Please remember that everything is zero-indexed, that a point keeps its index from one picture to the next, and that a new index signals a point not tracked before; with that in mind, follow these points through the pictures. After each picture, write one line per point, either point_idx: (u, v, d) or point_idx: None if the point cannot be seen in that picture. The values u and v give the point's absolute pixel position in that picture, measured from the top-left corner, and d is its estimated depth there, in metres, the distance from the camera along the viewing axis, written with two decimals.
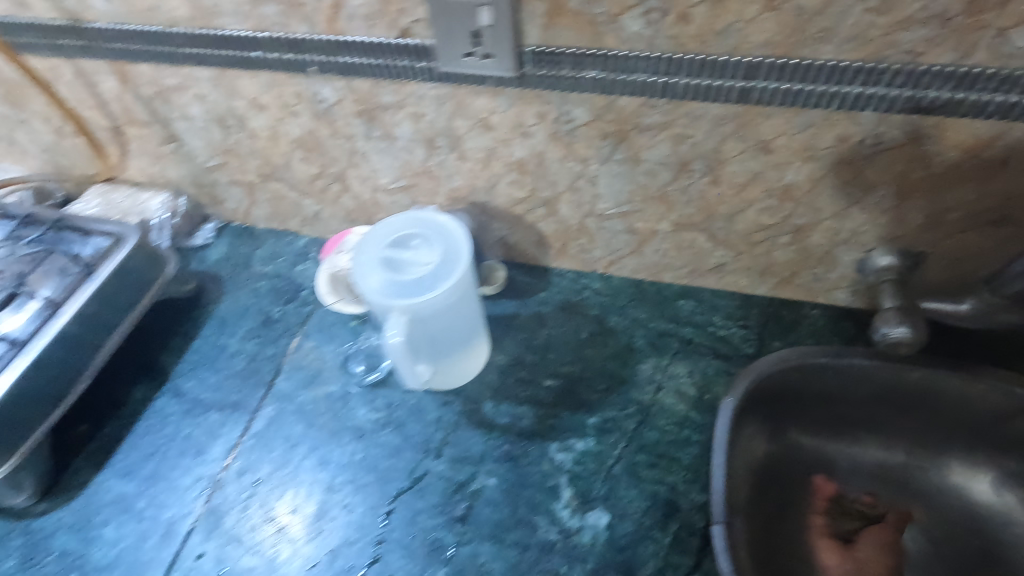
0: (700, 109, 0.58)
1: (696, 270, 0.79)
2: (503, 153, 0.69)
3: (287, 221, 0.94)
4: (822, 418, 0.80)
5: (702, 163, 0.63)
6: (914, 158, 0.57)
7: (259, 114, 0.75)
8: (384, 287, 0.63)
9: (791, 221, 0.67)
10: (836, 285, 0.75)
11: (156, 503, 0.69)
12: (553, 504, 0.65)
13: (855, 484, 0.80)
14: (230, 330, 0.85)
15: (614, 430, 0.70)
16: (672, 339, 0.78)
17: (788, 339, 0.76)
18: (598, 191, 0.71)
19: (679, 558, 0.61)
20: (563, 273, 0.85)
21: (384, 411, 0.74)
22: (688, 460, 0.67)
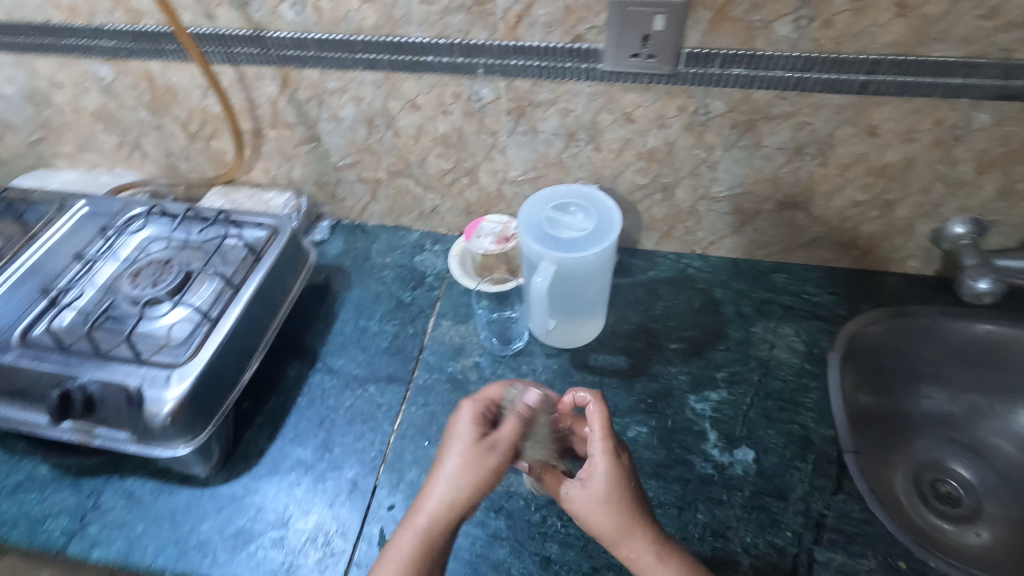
0: (824, 100, 0.70)
1: (789, 246, 0.91)
2: (637, 143, 0.80)
3: (402, 216, 1.02)
4: (902, 373, 0.92)
5: (816, 147, 0.75)
6: (997, 137, 0.70)
7: (411, 113, 0.83)
8: (541, 238, 0.69)
9: (884, 196, 0.80)
10: (911, 254, 0.87)
11: (338, 464, 0.75)
12: (703, 444, 0.74)
13: (929, 430, 0.92)
14: (368, 313, 0.91)
15: (742, 381, 0.79)
16: (775, 305, 0.88)
17: (874, 302, 0.88)
18: (716, 175, 0.82)
19: (823, 482, 0.70)
20: (666, 255, 0.96)
21: (531, 376, 0.82)
22: (812, 402, 0.77)
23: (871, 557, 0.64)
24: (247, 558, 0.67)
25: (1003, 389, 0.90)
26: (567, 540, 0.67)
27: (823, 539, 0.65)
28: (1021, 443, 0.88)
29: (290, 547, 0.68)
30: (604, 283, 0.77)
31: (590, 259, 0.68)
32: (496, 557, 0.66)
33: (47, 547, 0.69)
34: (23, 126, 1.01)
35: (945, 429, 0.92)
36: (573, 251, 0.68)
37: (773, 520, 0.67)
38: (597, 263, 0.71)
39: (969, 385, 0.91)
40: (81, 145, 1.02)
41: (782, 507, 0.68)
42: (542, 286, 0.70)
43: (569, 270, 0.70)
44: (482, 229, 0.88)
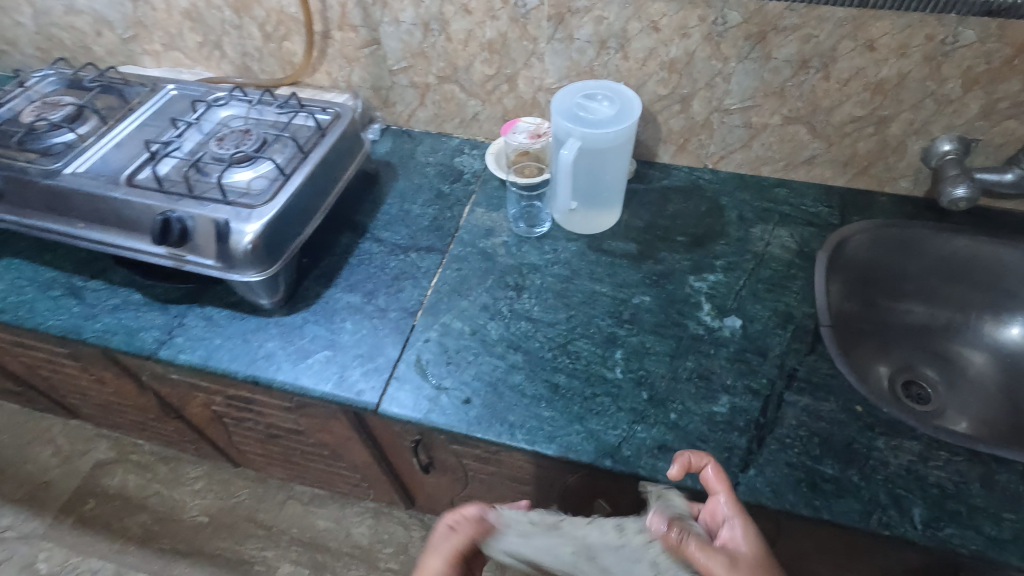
0: (827, 13, 0.80)
1: (791, 162, 1.01)
2: (661, 53, 0.91)
3: (445, 123, 1.14)
4: (886, 287, 1.01)
5: (819, 60, 0.85)
6: (980, 54, 0.79)
7: (463, 18, 0.95)
8: (570, 118, 0.81)
9: (879, 112, 0.89)
10: (902, 174, 0.97)
11: (382, 307, 0.87)
12: (697, 312, 0.85)
13: (907, 339, 1.02)
14: (411, 199, 1.04)
15: (737, 269, 0.90)
16: (774, 213, 0.98)
17: (865, 215, 0.98)
18: (729, 88, 0.92)
19: (799, 346, 0.80)
20: (679, 169, 1.06)
21: (552, 253, 0.93)
22: (798, 287, 0.88)
23: (833, 401, 0.75)
24: (305, 368, 0.81)
25: (978, 303, 0.99)
26: (573, 372, 0.79)
27: (794, 386, 0.76)
28: (990, 352, 0.98)
29: (341, 362, 0.81)
30: (622, 168, 0.88)
31: (610, 136, 0.80)
32: (512, 380, 0.78)
33: (142, 350, 0.84)
34: (119, 23, 1.14)
35: (922, 339, 1.02)
36: (596, 128, 0.79)
37: (751, 368, 0.78)
38: (616, 145, 0.82)
39: (948, 299, 1.00)
40: (167, 44, 1.16)
41: (760, 361, 0.79)
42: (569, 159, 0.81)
43: (592, 148, 0.82)
44: (518, 127, 1.00)
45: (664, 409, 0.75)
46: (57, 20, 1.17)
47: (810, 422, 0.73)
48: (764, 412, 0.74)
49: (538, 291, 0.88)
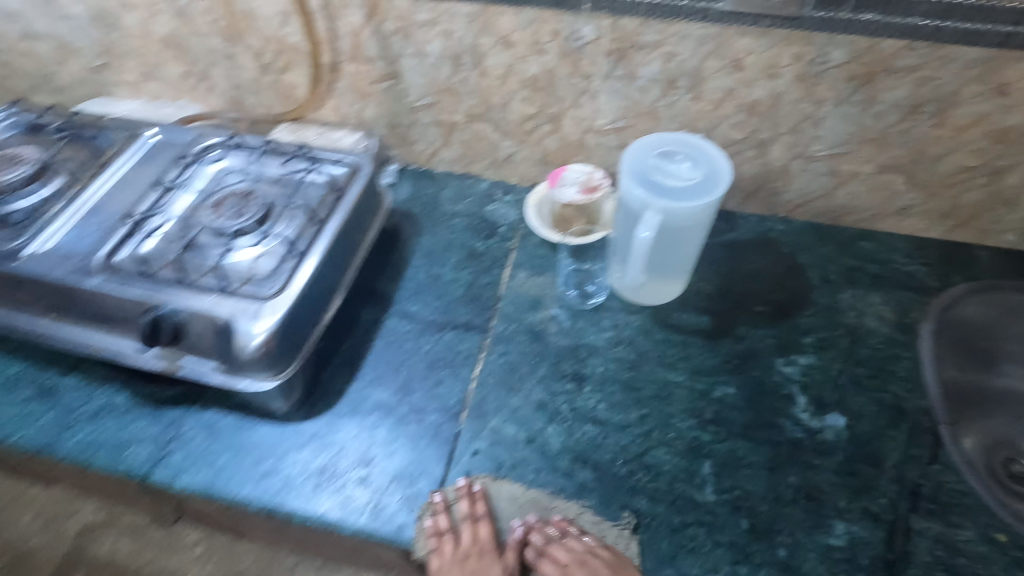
0: (955, 53, 0.66)
1: (879, 213, 0.87)
2: (740, 94, 0.76)
3: (473, 164, 0.99)
4: (984, 352, 0.89)
5: (934, 105, 0.72)
6: None
7: (502, 52, 0.80)
8: (647, 187, 0.67)
9: (997, 162, 0.76)
10: (1009, 227, 0.84)
11: (419, 408, 0.74)
12: (792, 408, 0.72)
13: (1003, 410, 0.90)
14: (441, 260, 0.90)
15: (830, 348, 0.77)
16: (862, 273, 0.85)
17: (967, 275, 0.85)
18: (818, 133, 0.78)
19: (917, 453, 0.68)
20: (746, 217, 0.93)
21: (613, 331, 0.80)
22: (904, 372, 0.75)
23: (969, 529, 0.63)
24: (332, 494, 0.67)
25: None
26: (656, 494, 0.66)
27: (920, 508, 0.64)
28: None
29: (376, 485, 0.68)
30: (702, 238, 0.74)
31: (698, 210, 0.66)
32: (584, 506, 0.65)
33: (133, 472, 0.69)
34: (87, 50, 0.97)
35: (1020, 409, 0.90)
36: (684, 200, 0.65)
37: (866, 484, 0.66)
38: (704, 216, 0.68)
39: None
40: (145, 74, 0.99)
41: (876, 474, 0.67)
42: (648, 238, 0.67)
43: (676, 221, 0.68)
44: (565, 178, 0.85)
45: (770, 544, 0.62)
46: (13, 46, 1.00)
47: (946, 559, 0.61)
48: (890, 546, 0.62)
49: (603, 383, 0.75)
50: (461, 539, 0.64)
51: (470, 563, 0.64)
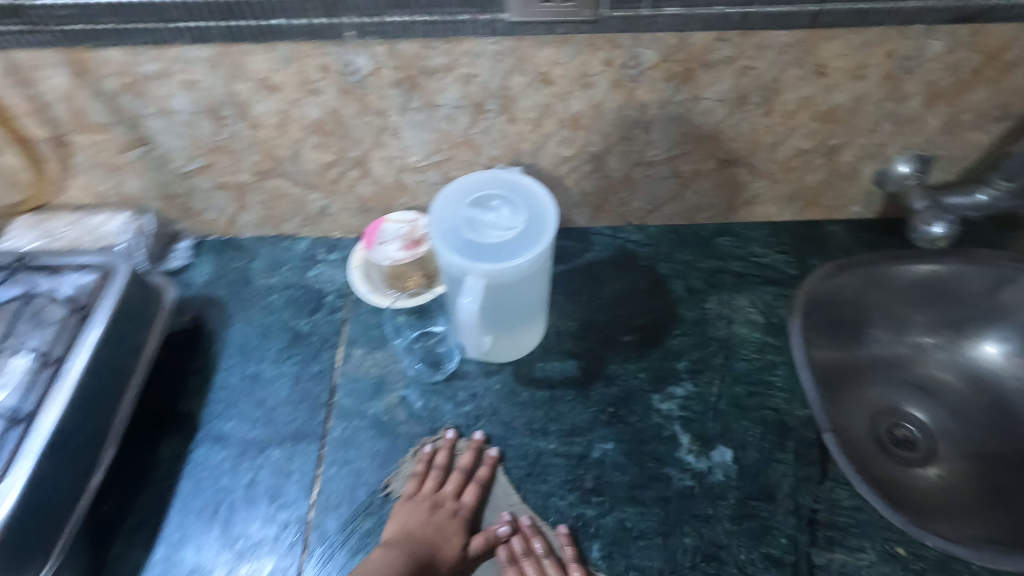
0: (768, 38, 0.60)
1: (730, 206, 0.82)
2: (558, 109, 0.66)
3: (282, 224, 0.82)
4: (852, 324, 0.87)
5: (759, 95, 0.65)
6: (947, 66, 0.63)
7: (268, 97, 0.64)
8: (462, 247, 0.55)
9: (830, 141, 0.72)
10: (853, 200, 0.82)
11: (245, 564, 0.60)
12: (676, 452, 0.65)
13: (878, 375, 0.89)
14: (257, 354, 0.74)
15: (705, 370, 0.71)
16: (725, 275, 0.80)
17: (824, 256, 0.82)
18: (651, 138, 0.71)
19: (808, 475, 0.63)
20: (600, 232, 0.84)
21: (472, 403, 0.69)
22: (781, 380, 0.70)
23: (870, 550, 0.59)
24: None
25: (944, 323, 0.88)
26: None
27: (820, 538, 0.59)
28: (964, 374, 0.87)
29: None
30: (546, 284, 0.64)
31: (525, 265, 0.55)
32: None
33: None
34: None
35: (894, 370, 0.90)
36: (504, 260, 0.54)
37: (763, 526, 0.60)
38: (537, 267, 0.58)
39: (912, 324, 0.89)
40: None
41: (771, 510, 0.61)
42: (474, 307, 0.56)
43: (504, 281, 0.57)
44: (385, 231, 0.74)
45: None
46: None
47: None
48: None
49: (469, 474, 0.64)
50: (440, 486, 0.63)
51: (435, 515, 0.60)
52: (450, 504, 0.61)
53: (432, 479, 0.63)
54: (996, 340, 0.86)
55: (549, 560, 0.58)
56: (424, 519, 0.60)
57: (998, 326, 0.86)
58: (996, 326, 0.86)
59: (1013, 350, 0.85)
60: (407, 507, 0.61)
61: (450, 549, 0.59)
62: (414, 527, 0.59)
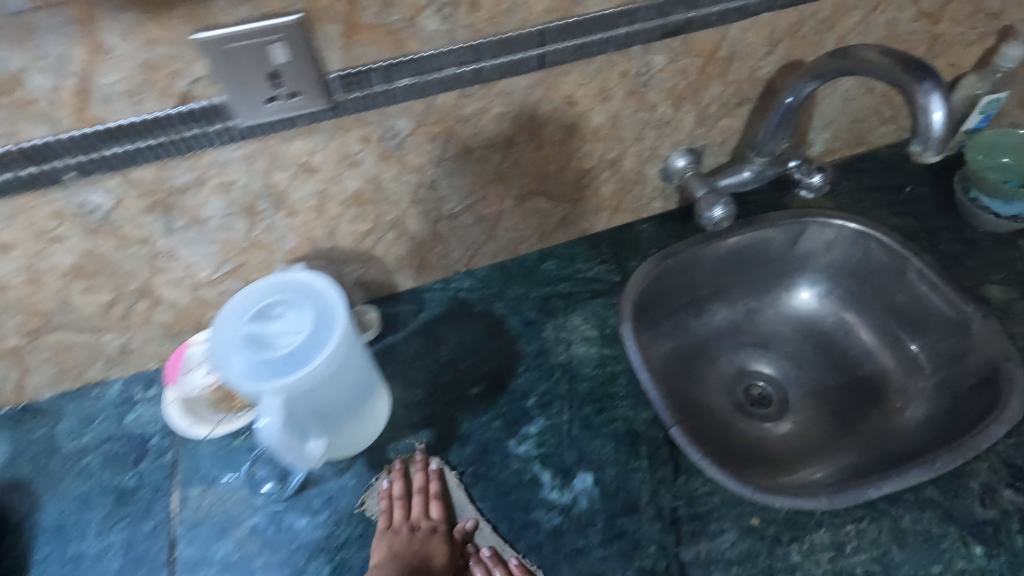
0: (509, 85, 0.62)
1: (545, 232, 0.85)
2: (336, 191, 0.65)
3: (83, 374, 0.74)
4: (686, 306, 0.93)
5: (524, 133, 0.68)
6: (676, 73, 0.69)
7: (5, 257, 0.58)
8: (254, 368, 0.52)
9: (607, 156, 0.77)
10: (652, 198, 0.88)
11: None
12: (540, 492, 0.66)
13: (724, 343, 0.96)
14: (80, 530, 0.66)
15: (554, 400, 0.73)
16: (557, 299, 0.82)
17: (640, 255, 0.87)
18: (440, 194, 0.71)
19: (663, 475, 0.66)
20: (431, 288, 0.84)
21: (328, 509, 0.65)
22: (624, 388, 0.73)
23: (729, 531, 0.62)
24: None
25: (765, 281, 0.96)
26: None
27: (684, 534, 0.62)
28: (794, 322, 0.96)
29: None
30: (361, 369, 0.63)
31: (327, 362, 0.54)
32: None
33: None
34: None
35: (737, 335, 0.97)
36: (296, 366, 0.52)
37: (633, 541, 0.62)
38: (337, 362, 0.56)
39: (740, 290, 0.96)
40: None
41: (636, 521, 0.63)
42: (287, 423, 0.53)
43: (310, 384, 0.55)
44: (190, 357, 0.70)
45: None
46: None
47: None
48: None
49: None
50: (411, 511, 0.64)
51: (416, 535, 0.61)
52: (422, 521, 0.63)
53: (399, 507, 0.64)
54: (812, 284, 0.95)
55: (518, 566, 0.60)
56: (408, 539, 0.61)
57: (808, 273, 0.95)
58: (807, 273, 0.95)
59: (824, 291, 0.94)
60: (388, 536, 0.62)
61: (437, 558, 0.61)
62: (402, 548, 0.60)
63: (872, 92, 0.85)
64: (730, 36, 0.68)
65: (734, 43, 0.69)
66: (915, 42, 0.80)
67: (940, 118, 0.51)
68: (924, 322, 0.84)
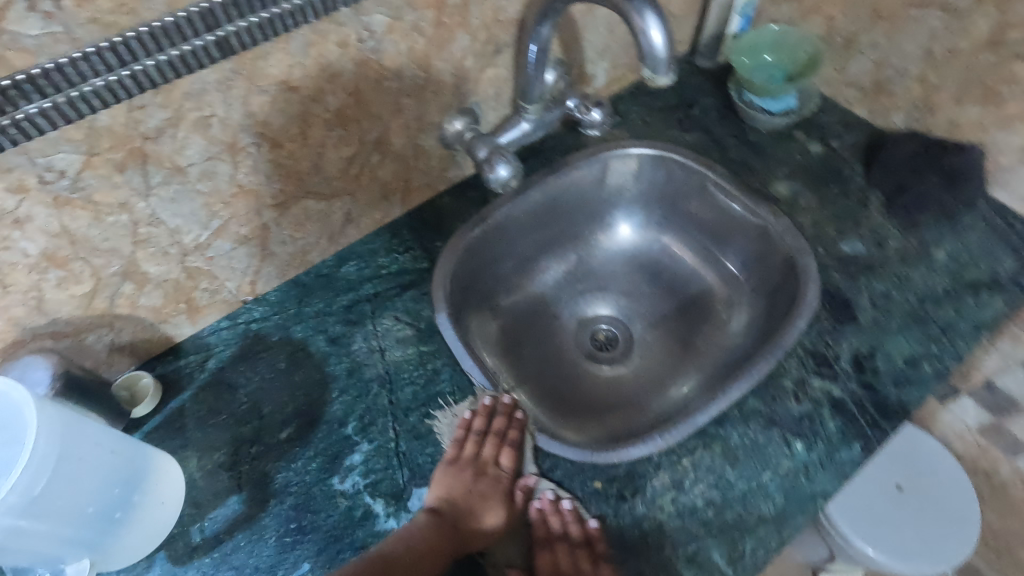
0: (194, 83, 0.51)
1: (332, 233, 0.76)
2: (14, 259, 0.52)
3: None
4: (513, 270, 0.88)
5: (248, 135, 0.58)
6: (409, 31, 0.61)
7: None
8: None
9: (369, 137, 0.68)
10: (443, 169, 0.80)
11: None
12: (374, 527, 0.59)
13: (565, 296, 0.92)
14: None
15: (375, 418, 0.66)
16: (362, 304, 0.74)
17: (445, 233, 0.80)
18: (170, 227, 0.59)
19: (607, 548, 0.58)
20: (216, 328, 0.72)
21: None
22: (449, 383, 0.68)
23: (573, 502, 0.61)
24: None
25: (588, 223, 0.93)
26: None
27: None
28: (625, 256, 0.94)
29: None
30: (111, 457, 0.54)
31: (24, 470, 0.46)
32: None
33: None
34: None
35: (575, 284, 0.93)
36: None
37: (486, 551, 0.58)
38: (28, 480, 0.46)
39: (565, 238, 0.92)
40: None
41: None
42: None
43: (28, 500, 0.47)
44: None
45: None
46: None
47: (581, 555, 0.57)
48: None
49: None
50: (480, 451, 0.64)
51: (480, 484, 0.61)
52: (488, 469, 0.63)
53: (472, 443, 0.64)
54: (632, 216, 0.94)
55: (580, 525, 0.58)
56: (468, 486, 0.61)
57: (626, 204, 0.93)
58: (625, 204, 0.93)
59: (644, 219, 0.93)
60: (450, 474, 0.61)
61: (491, 514, 0.61)
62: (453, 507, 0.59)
63: None
64: None
65: None
66: None
67: (660, 36, 0.50)
68: (733, 229, 0.85)
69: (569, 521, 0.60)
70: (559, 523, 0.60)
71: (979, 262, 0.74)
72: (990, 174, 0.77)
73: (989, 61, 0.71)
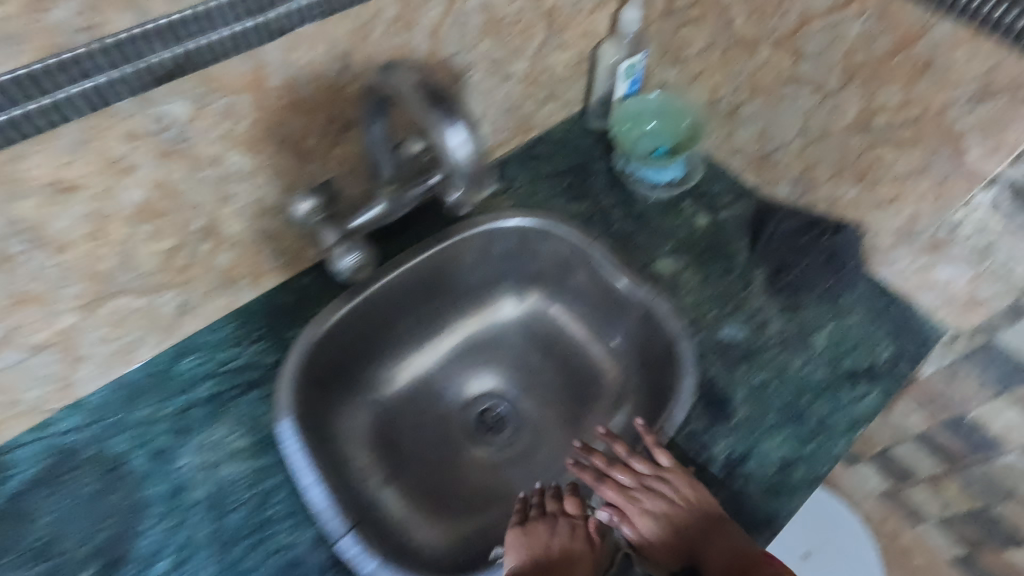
0: None
1: (165, 326, 0.67)
2: None
3: None
4: (391, 348, 0.81)
5: (16, 241, 0.49)
6: (222, 117, 0.54)
7: None
8: None
9: (192, 227, 0.60)
10: (299, 248, 0.73)
11: None
12: None
13: (452, 372, 0.86)
14: None
15: (194, 552, 0.59)
16: (195, 409, 0.66)
17: (300, 320, 0.73)
18: None
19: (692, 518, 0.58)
20: (19, 441, 0.63)
21: None
22: (283, 507, 0.61)
23: None
24: None
25: (477, 293, 0.87)
26: None
27: None
28: (519, 326, 0.88)
29: None
30: None
31: None
32: None
33: None
34: None
35: (465, 358, 0.87)
36: None
37: None
38: None
39: (453, 309, 0.86)
40: None
41: None
42: None
43: None
44: None
45: None
46: None
47: None
48: None
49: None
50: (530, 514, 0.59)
51: (558, 537, 0.57)
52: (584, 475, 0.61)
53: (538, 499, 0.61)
54: (526, 284, 0.88)
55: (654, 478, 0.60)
56: (548, 541, 0.56)
57: (519, 271, 0.87)
58: (517, 271, 0.87)
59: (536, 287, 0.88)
60: (522, 537, 0.57)
61: (580, 562, 0.56)
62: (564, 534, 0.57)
63: (511, 78, 0.77)
64: (271, 60, 0.53)
65: (284, 67, 0.55)
66: (528, 21, 0.72)
67: None
68: (622, 306, 0.80)
69: (662, 528, 0.58)
70: (660, 530, 0.58)
71: (858, 348, 0.71)
72: (869, 252, 0.75)
73: (860, 142, 0.69)
